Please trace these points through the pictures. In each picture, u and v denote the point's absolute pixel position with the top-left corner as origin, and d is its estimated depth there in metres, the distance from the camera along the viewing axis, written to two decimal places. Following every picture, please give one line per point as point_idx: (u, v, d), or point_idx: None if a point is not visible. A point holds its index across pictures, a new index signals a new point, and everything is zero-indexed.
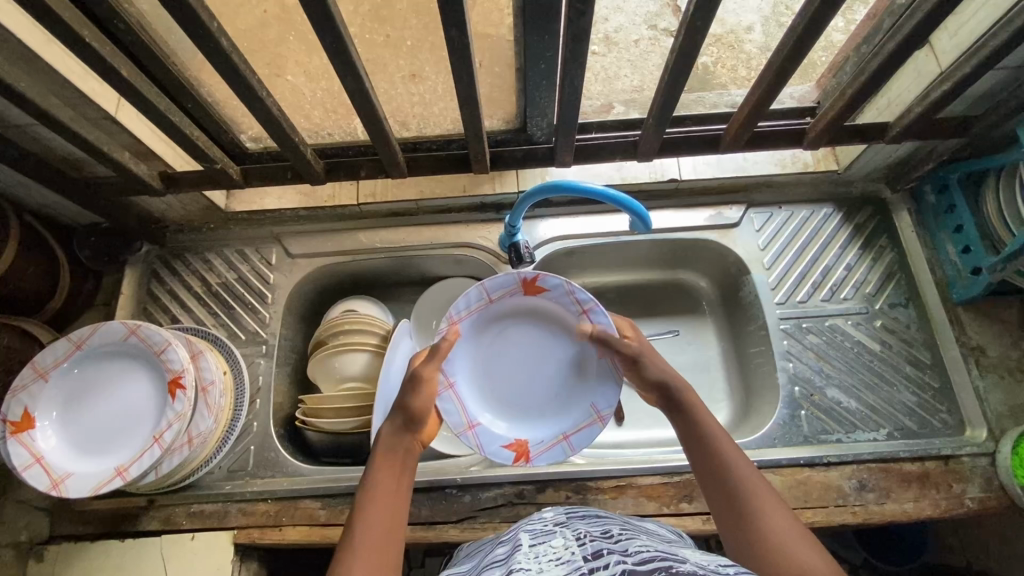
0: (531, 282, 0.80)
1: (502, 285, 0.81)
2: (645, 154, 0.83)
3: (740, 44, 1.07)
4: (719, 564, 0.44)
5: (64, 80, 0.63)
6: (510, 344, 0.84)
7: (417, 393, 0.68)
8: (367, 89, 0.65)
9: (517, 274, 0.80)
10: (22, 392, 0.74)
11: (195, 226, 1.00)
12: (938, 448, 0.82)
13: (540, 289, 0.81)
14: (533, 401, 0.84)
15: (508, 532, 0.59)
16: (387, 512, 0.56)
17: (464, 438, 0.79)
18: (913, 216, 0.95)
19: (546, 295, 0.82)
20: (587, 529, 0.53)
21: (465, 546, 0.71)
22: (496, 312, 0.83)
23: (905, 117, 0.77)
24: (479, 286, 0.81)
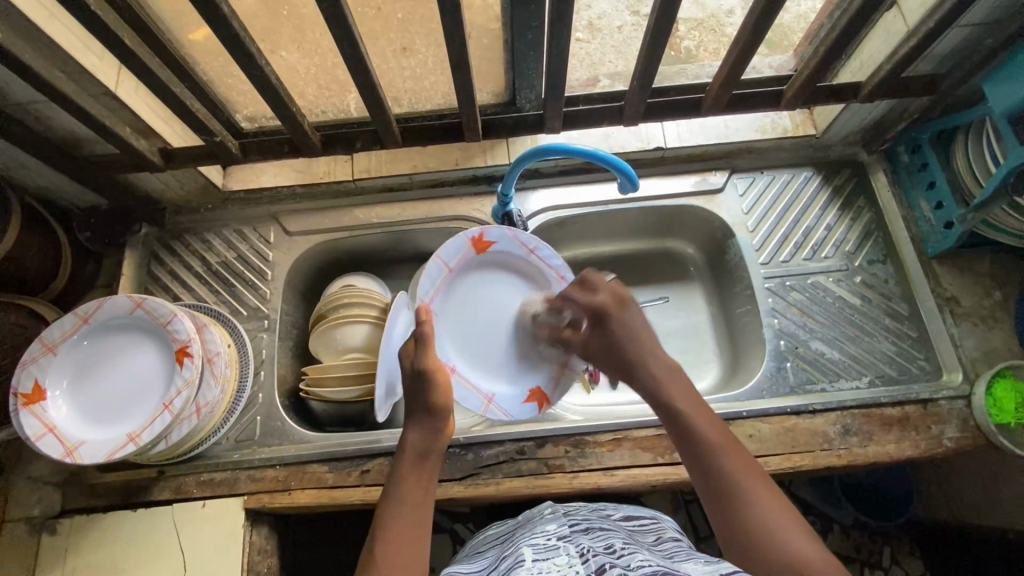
0: (478, 238, 0.89)
1: (456, 251, 0.89)
2: (631, 118, 0.86)
3: (722, 28, 1.02)
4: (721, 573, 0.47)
5: (67, 54, 0.65)
6: (483, 305, 0.92)
7: (432, 388, 0.70)
8: (361, 52, 0.67)
9: (463, 236, 0.89)
10: (32, 365, 0.76)
11: (193, 207, 1.01)
12: (917, 392, 0.86)
13: (487, 242, 0.90)
14: (520, 349, 0.93)
15: (511, 544, 0.60)
16: (412, 516, 0.59)
17: (489, 412, 0.88)
18: (888, 176, 0.99)
19: (494, 246, 0.91)
20: (590, 544, 0.53)
21: (470, 544, 0.74)
22: (458, 279, 0.91)
23: (875, 76, 0.81)
24: (437, 259, 0.88)
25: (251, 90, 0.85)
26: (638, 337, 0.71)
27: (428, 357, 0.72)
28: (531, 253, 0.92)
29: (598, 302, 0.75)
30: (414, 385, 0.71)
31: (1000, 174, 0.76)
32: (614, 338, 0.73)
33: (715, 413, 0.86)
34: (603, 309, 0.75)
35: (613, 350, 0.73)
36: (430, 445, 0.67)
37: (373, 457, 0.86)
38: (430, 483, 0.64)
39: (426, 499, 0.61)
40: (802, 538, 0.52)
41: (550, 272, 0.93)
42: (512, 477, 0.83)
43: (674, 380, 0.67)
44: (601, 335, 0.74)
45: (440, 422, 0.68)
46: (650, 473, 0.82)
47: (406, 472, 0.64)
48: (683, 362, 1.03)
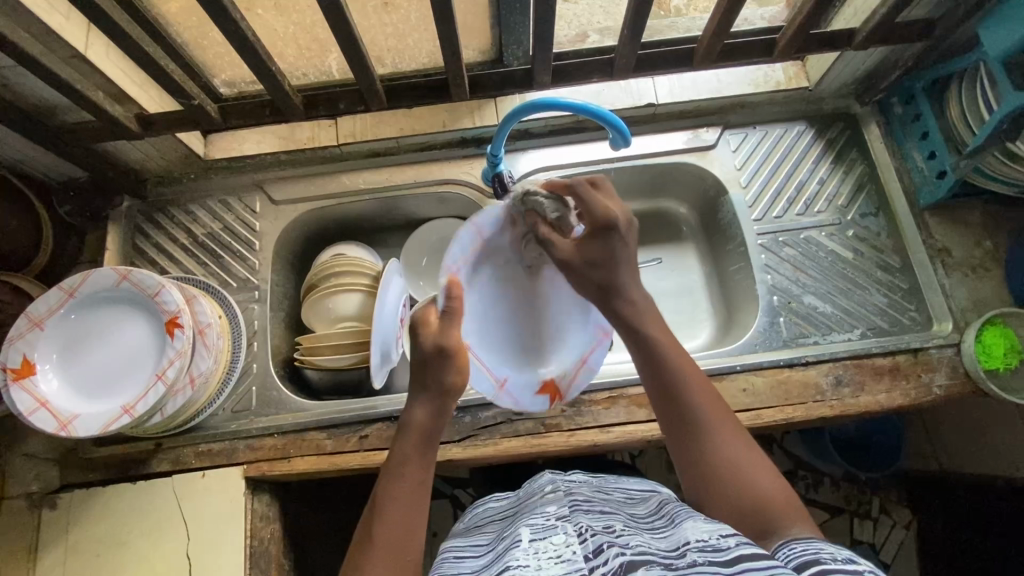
0: (527, 204, 0.79)
1: (495, 218, 0.78)
2: (621, 71, 0.84)
3: None
4: (719, 535, 0.47)
5: (31, 13, 0.62)
6: (507, 277, 0.83)
7: (449, 368, 0.66)
8: (341, 6, 0.65)
9: (508, 203, 0.78)
10: (19, 340, 0.75)
11: (175, 177, 0.99)
12: (908, 342, 0.87)
13: (516, 208, 0.80)
14: (546, 334, 0.84)
15: (512, 524, 0.60)
16: (409, 500, 0.58)
17: (500, 399, 0.80)
18: (881, 128, 0.98)
19: (513, 212, 0.80)
20: (587, 522, 0.53)
21: (468, 515, 0.74)
22: (490, 247, 0.80)
23: (871, 21, 0.79)
24: (471, 225, 0.77)
25: (228, 52, 0.82)
26: (628, 257, 0.70)
27: (452, 333, 0.67)
28: (558, 219, 0.81)
29: (608, 213, 0.69)
30: (429, 360, 0.66)
31: (994, 120, 0.75)
32: (615, 250, 0.69)
33: (709, 368, 0.86)
34: (609, 222, 0.69)
35: (597, 269, 0.70)
36: (434, 425, 0.65)
37: (371, 423, 0.86)
38: (430, 465, 0.62)
39: (424, 483, 0.60)
40: (765, 478, 0.55)
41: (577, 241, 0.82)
42: (510, 438, 0.83)
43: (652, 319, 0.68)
44: (600, 243, 0.70)
45: (452, 404, 0.66)
46: (646, 430, 0.84)
47: (411, 454, 0.62)
48: (677, 322, 1.04)
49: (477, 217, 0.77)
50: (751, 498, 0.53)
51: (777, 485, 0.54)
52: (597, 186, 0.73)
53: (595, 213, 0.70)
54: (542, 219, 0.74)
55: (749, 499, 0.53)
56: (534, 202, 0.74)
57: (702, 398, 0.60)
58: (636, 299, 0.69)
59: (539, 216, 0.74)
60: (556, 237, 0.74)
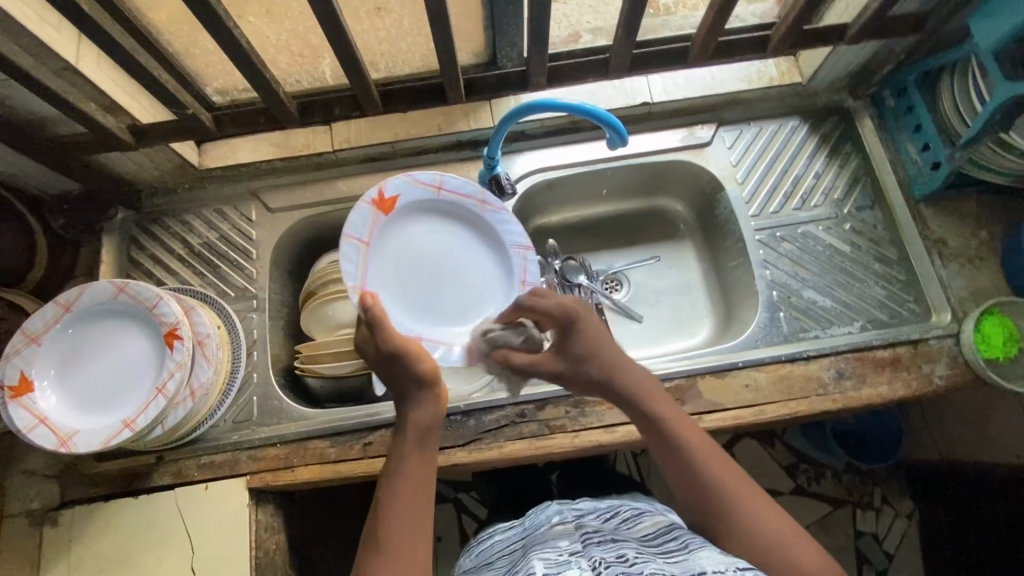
0: (378, 197, 0.79)
1: (363, 218, 0.78)
2: (616, 71, 0.84)
3: None
4: (735, 568, 0.49)
5: (21, 26, 0.62)
6: (422, 250, 0.84)
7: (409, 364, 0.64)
8: (336, 11, 0.65)
9: (363, 202, 0.78)
10: (16, 356, 0.74)
11: (169, 188, 0.98)
12: (908, 333, 0.88)
13: (390, 199, 0.80)
14: (483, 280, 0.86)
15: (522, 557, 0.60)
16: (415, 502, 0.58)
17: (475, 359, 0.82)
18: (874, 121, 0.99)
19: (400, 201, 0.82)
20: (601, 555, 0.54)
21: (473, 550, 0.76)
22: (382, 242, 0.81)
23: (862, 16, 0.80)
24: (348, 238, 0.76)
25: (220, 59, 0.81)
26: (606, 350, 0.67)
27: (387, 335, 0.66)
28: (440, 191, 0.83)
29: (566, 308, 0.69)
30: (386, 365, 0.65)
31: (988, 111, 0.76)
32: (595, 346, 0.67)
33: (711, 365, 0.86)
34: (569, 315, 0.68)
35: (585, 366, 0.67)
36: (434, 420, 0.63)
37: (374, 430, 0.86)
38: (432, 463, 0.61)
39: (429, 480, 0.60)
40: (796, 540, 0.56)
41: (468, 200, 0.84)
42: (514, 441, 0.83)
43: (654, 392, 0.66)
44: (573, 343, 0.68)
45: (431, 394, 0.64)
46: None
47: (409, 453, 0.61)
48: (676, 319, 1.04)
49: (349, 225, 0.77)
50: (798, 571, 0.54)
51: (805, 547, 0.56)
52: (539, 292, 0.71)
53: (555, 316, 0.69)
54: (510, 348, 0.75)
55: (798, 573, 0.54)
56: (498, 337, 0.76)
57: (718, 470, 0.60)
58: (634, 376, 0.66)
59: (506, 344, 0.75)
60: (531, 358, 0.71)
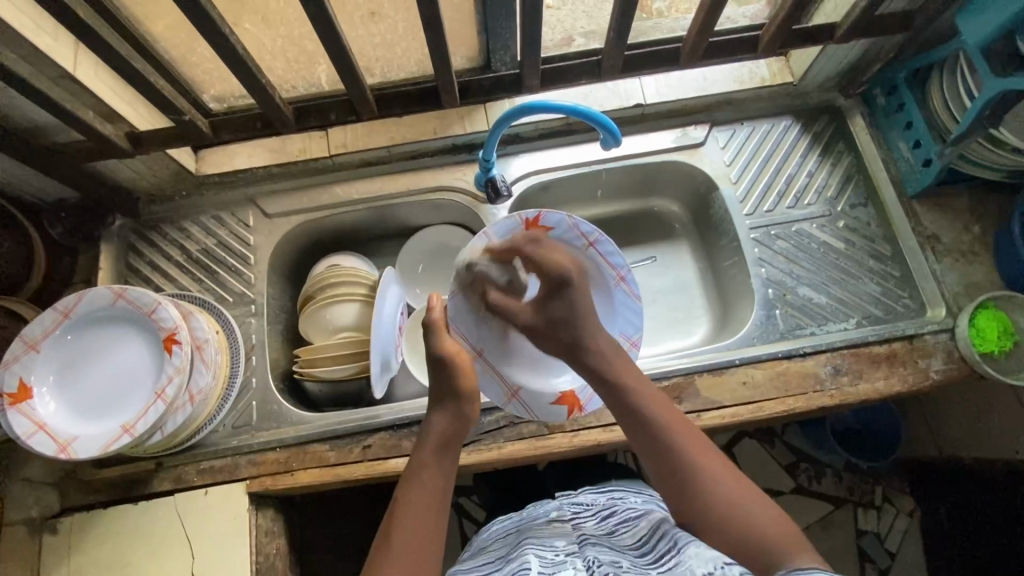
0: (532, 220, 0.83)
1: (505, 229, 0.83)
2: (609, 72, 0.85)
3: None
4: (721, 564, 0.48)
5: (19, 34, 0.62)
6: None
7: (455, 374, 0.70)
8: (330, 16, 0.66)
9: (518, 217, 0.83)
10: (15, 364, 0.74)
11: (167, 195, 0.98)
12: (903, 329, 0.88)
13: (543, 227, 0.84)
14: None
15: (519, 551, 0.60)
16: (427, 499, 0.59)
17: (510, 406, 0.83)
18: (866, 119, 1.00)
19: (551, 232, 0.84)
20: (596, 555, 0.55)
21: (474, 541, 0.76)
22: None
23: (851, 15, 0.81)
24: (483, 230, 0.82)
25: (217, 66, 0.82)
26: (586, 312, 0.73)
27: (443, 344, 0.72)
28: (591, 247, 0.84)
29: (561, 265, 0.75)
30: (435, 370, 0.71)
31: (976, 106, 0.77)
32: (576, 307, 0.74)
33: (707, 363, 0.87)
34: (563, 274, 0.75)
35: (560, 327, 0.73)
36: (456, 432, 0.67)
37: (373, 433, 0.86)
38: (451, 472, 0.63)
39: (446, 486, 0.61)
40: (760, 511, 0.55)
41: (609, 270, 0.85)
42: (513, 441, 0.83)
43: (621, 362, 0.70)
44: (556, 303, 0.74)
45: (467, 409, 0.69)
46: None
47: (428, 458, 0.64)
48: (673, 319, 1.04)
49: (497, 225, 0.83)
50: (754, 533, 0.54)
51: (774, 519, 0.55)
52: (540, 242, 0.79)
53: (543, 266, 0.76)
54: (492, 285, 0.81)
55: (764, 542, 0.53)
56: (478, 269, 0.81)
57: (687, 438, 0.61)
58: (601, 344, 0.71)
59: (489, 284, 0.81)
60: (509, 303, 0.79)
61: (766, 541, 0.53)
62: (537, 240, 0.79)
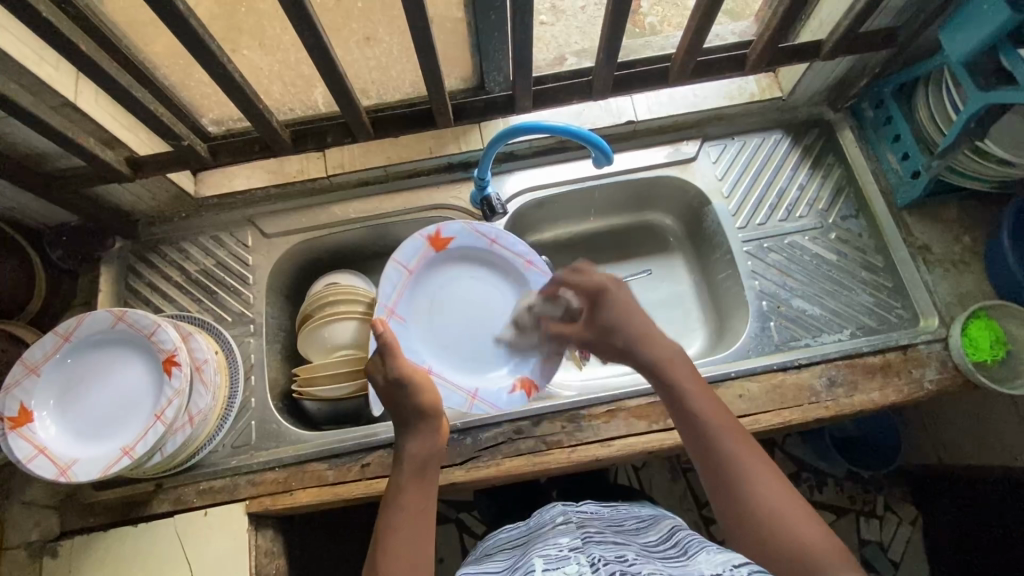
0: (433, 237, 0.94)
1: (413, 252, 0.93)
2: (600, 92, 0.87)
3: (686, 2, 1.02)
4: (732, 567, 0.48)
5: (21, 65, 0.64)
6: (453, 297, 0.97)
7: (412, 394, 0.69)
8: (324, 43, 0.67)
9: (417, 238, 0.93)
10: (16, 388, 0.75)
11: (166, 216, 0.99)
12: (896, 339, 0.89)
13: (444, 239, 0.95)
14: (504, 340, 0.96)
15: (524, 555, 0.60)
16: (412, 528, 0.60)
17: (475, 407, 0.89)
18: (855, 132, 1.01)
19: (453, 243, 0.96)
20: (600, 553, 0.54)
21: (480, 546, 0.75)
22: (429, 273, 0.96)
23: (835, 33, 0.82)
24: (393, 262, 0.92)
25: (215, 91, 0.84)
26: (625, 312, 0.74)
27: (400, 365, 0.70)
28: (493, 243, 0.96)
29: (595, 284, 0.78)
30: (392, 392, 0.70)
31: (962, 120, 0.78)
32: (613, 313, 0.75)
33: (702, 376, 0.88)
34: (601, 287, 0.77)
35: (613, 332, 0.75)
36: (429, 452, 0.67)
37: (372, 451, 0.86)
38: (431, 494, 0.64)
39: (427, 507, 0.62)
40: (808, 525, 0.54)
41: (516, 258, 0.97)
42: (512, 458, 0.84)
43: (679, 363, 0.69)
44: (601, 311, 0.76)
45: (430, 425, 0.68)
46: (646, 441, 0.84)
47: (407, 483, 0.64)
48: (670, 332, 1.05)
49: (401, 254, 0.93)
50: (807, 549, 0.52)
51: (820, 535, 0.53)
52: (580, 269, 0.81)
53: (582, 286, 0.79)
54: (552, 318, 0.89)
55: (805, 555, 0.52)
56: (540, 308, 0.91)
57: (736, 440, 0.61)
58: (663, 344, 0.71)
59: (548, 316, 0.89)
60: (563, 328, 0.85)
61: (816, 557, 0.52)
62: (583, 271, 0.80)
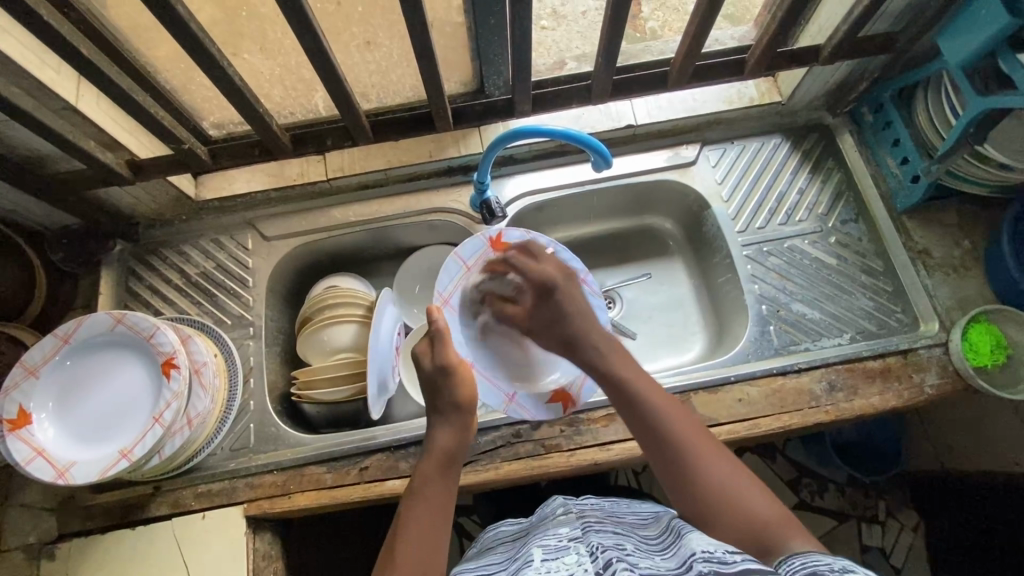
0: (497, 237, 0.87)
1: (476, 249, 0.87)
2: (599, 96, 0.87)
3: (685, 6, 1.02)
4: (726, 550, 0.48)
5: (22, 68, 0.64)
6: (504, 302, 0.90)
7: (455, 386, 0.71)
8: (324, 47, 0.68)
9: (483, 236, 0.86)
10: (14, 391, 0.75)
11: (167, 219, 1.00)
12: (897, 343, 0.88)
13: (508, 243, 0.87)
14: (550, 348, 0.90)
15: (523, 545, 0.60)
16: (431, 517, 0.60)
17: (510, 410, 0.85)
18: (854, 137, 1.01)
19: (515, 247, 0.89)
20: (599, 541, 0.55)
21: (479, 538, 0.75)
22: (484, 273, 0.90)
23: (834, 38, 0.83)
24: (455, 255, 0.86)
25: (216, 95, 0.84)
26: (578, 308, 0.81)
27: (448, 353, 0.72)
28: (549, 254, 0.89)
29: (545, 276, 0.84)
30: (434, 380, 0.71)
31: (961, 124, 0.78)
32: (559, 310, 0.82)
33: (702, 380, 0.87)
34: (549, 281, 0.83)
35: (554, 327, 0.81)
36: (459, 447, 0.68)
37: (370, 454, 0.86)
38: (453, 487, 0.65)
39: (448, 500, 0.63)
40: (750, 490, 0.59)
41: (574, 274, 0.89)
42: (510, 461, 0.83)
43: (620, 358, 0.74)
44: (546, 307, 0.83)
45: (468, 419, 0.70)
46: None
47: (431, 475, 0.64)
48: (670, 336, 1.05)
49: (462, 248, 0.87)
50: (751, 520, 0.56)
51: (759, 498, 0.58)
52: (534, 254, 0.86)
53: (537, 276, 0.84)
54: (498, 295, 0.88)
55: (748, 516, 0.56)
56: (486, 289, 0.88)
57: (678, 420, 0.65)
58: (600, 342, 0.77)
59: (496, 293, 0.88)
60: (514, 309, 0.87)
61: (762, 526, 0.55)
62: (532, 253, 0.86)
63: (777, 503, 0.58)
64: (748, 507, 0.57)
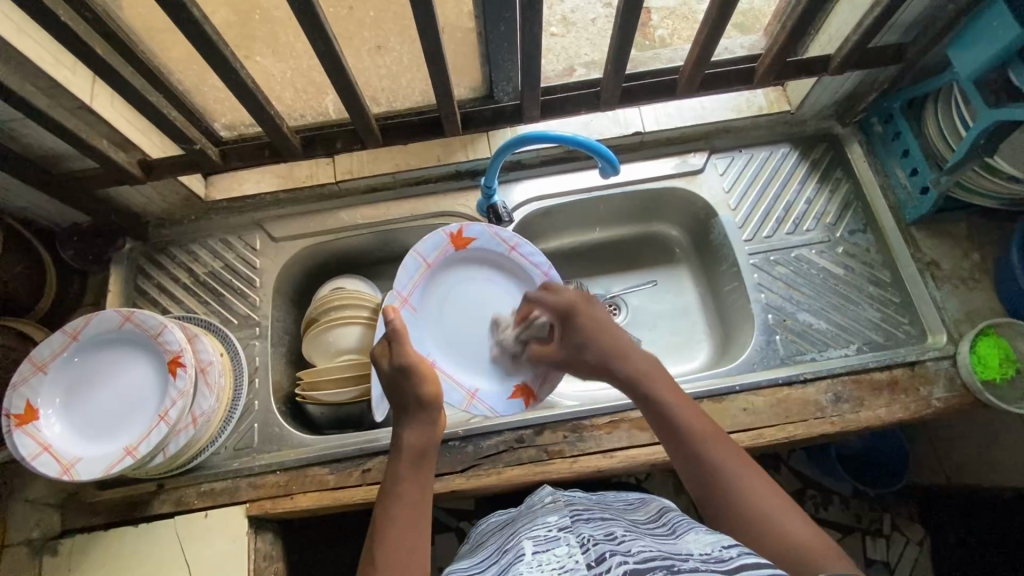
0: (456, 233, 0.93)
1: (435, 245, 0.92)
2: (607, 103, 0.87)
3: (694, 14, 1.03)
4: (722, 546, 0.47)
5: (39, 68, 0.65)
6: (462, 296, 0.95)
7: (416, 382, 0.69)
8: (336, 52, 0.68)
9: (442, 232, 0.92)
10: (22, 385, 0.76)
11: (176, 219, 1.01)
12: (904, 356, 0.88)
13: (466, 238, 0.94)
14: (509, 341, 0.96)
15: (513, 536, 0.59)
16: (409, 518, 0.59)
17: (472, 407, 0.89)
18: (863, 147, 1.01)
19: (475, 243, 0.95)
20: (590, 532, 0.54)
21: (472, 531, 0.75)
22: (443, 269, 0.94)
23: (843, 48, 0.83)
24: (415, 253, 0.91)
25: (228, 96, 0.85)
26: (606, 327, 0.75)
27: (405, 351, 0.71)
28: (513, 250, 0.96)
29: (564, 301, 0.79)
30: (396, 379, 0.70)
31: (972, 135, 0.78)
32: (595, 327, 0.76)
33: (707, 388, 0.87)
34: (569, 306, 0.78)
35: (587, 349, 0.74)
36: (428, 441, 0.66)
37: (373, 456, 0.86)
38: (429, 483, 0.63)
39: (424, 498, 0.61)
40: (797, 520, 0.54)
41: (532, 268, 0.96)
42: (513, 467, 0.83)
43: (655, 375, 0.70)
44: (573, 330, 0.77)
45: (432, 413, 0.68)
46: (648, 453, 0.83)
47: (405, 473, 0.63)
48: (675, 343, 1.05)
49: (421, 246, 0.91)
50: (796, 548, 0.52)
51: (807, 528, 0.53)
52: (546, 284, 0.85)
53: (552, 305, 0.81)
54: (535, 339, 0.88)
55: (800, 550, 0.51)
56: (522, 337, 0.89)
57: (719, 445, 0.61)
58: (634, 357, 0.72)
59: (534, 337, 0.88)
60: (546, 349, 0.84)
61: (807, 556, 0.51)
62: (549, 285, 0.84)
63: (826, 538, 0.53)
64: (797, 539, 0.52)
